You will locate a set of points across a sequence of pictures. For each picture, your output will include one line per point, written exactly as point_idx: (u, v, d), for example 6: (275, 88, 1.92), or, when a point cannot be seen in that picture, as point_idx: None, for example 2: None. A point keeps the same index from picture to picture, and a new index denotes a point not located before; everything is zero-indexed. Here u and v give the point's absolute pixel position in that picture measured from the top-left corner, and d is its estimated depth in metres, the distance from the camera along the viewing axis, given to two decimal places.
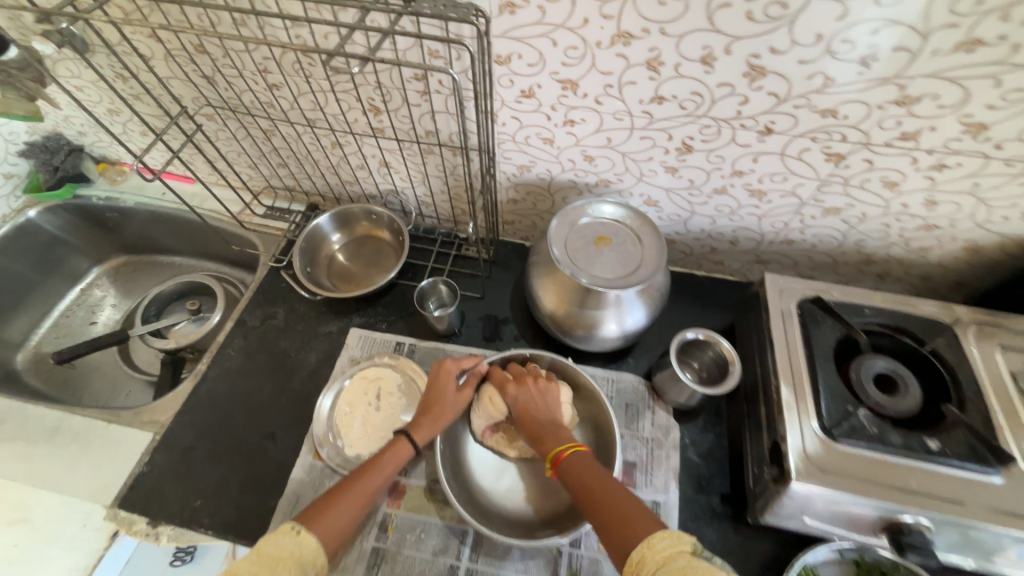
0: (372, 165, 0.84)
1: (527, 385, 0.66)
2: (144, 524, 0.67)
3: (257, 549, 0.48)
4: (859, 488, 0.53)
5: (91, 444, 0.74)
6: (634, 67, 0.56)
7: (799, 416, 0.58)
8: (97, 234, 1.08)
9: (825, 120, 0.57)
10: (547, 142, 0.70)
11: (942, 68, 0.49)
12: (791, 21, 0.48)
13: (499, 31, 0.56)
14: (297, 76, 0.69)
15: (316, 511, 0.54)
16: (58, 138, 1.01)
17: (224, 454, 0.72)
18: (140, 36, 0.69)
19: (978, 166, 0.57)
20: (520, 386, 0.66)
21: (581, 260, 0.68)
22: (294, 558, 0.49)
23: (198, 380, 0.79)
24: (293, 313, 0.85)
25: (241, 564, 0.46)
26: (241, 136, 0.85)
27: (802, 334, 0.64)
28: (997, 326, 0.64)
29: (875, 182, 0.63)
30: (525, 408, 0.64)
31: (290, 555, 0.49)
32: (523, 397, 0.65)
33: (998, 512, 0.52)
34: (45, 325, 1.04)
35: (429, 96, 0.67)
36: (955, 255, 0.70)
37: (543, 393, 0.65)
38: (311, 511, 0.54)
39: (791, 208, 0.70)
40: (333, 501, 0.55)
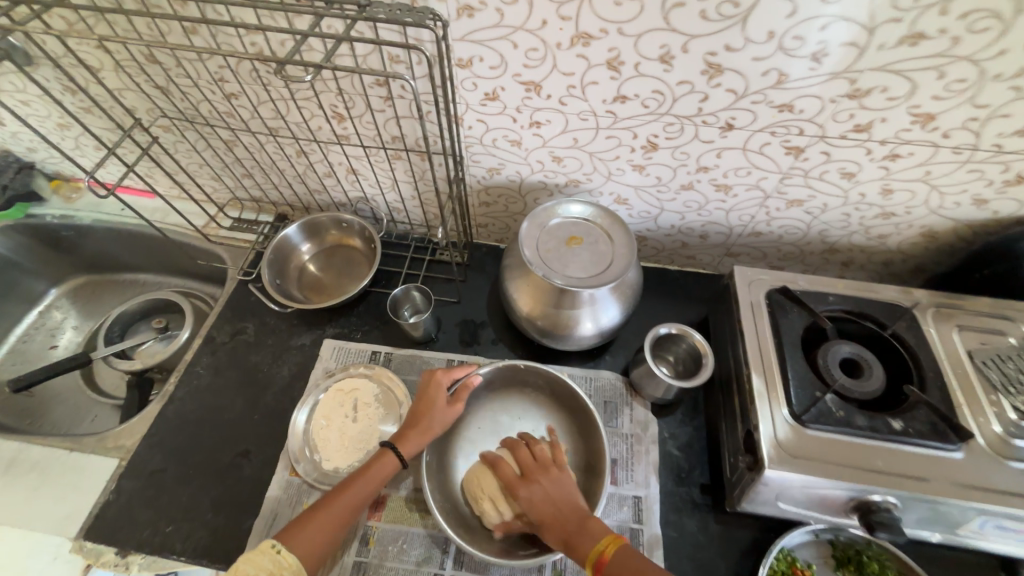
0: (340, 173, 0.82)
1: (539, 483, 0.58)
2: (113, 555, 0.64)
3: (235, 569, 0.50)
4: (829, 471, 0.55)
5: (52, 475, 0.70)
6: (595, 67, 0.56)
7: (770, 405, 0.59)
8: (53, 254, 1.04)
9: (782, 115, 0.58)
10: (515, 144, 0.69)
11: (890, 62, 0.50)
12: (743, 19, 0.49)
13: (458, 35, 0.56)
14: (255, 84, 0.67)
15: (298, 526, 0.55)
16: (4, 156, 0.97)
17: (196, 475, 0.69)
18: (86, 47, 0.66)
19: (928, 155, 0.59)
20: (533, 488, 0.58)
21: (555, 261, 0.68)
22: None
23: (166, 401, 0.76)
24: (264, 327, 0.83)
25: None
26: (201, 147, 0.82)
27: (770, 324, 0.66)
28: (954, 307, 0.67)
29: (834, 173, 0.64)
30: (545, 509, 0.56)
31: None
32: (538, 498, 0.57)
33: (961, 486, 0.54)
34: (1, 352, 0.99)
35: (392, 102, 0.66)
36: (912, 241, 0.73)
37: (558, 483, 0.58)
38: (294, 525, 0.56)
39: (756, 201, 0.72)
40: (316, 515, 0.56)
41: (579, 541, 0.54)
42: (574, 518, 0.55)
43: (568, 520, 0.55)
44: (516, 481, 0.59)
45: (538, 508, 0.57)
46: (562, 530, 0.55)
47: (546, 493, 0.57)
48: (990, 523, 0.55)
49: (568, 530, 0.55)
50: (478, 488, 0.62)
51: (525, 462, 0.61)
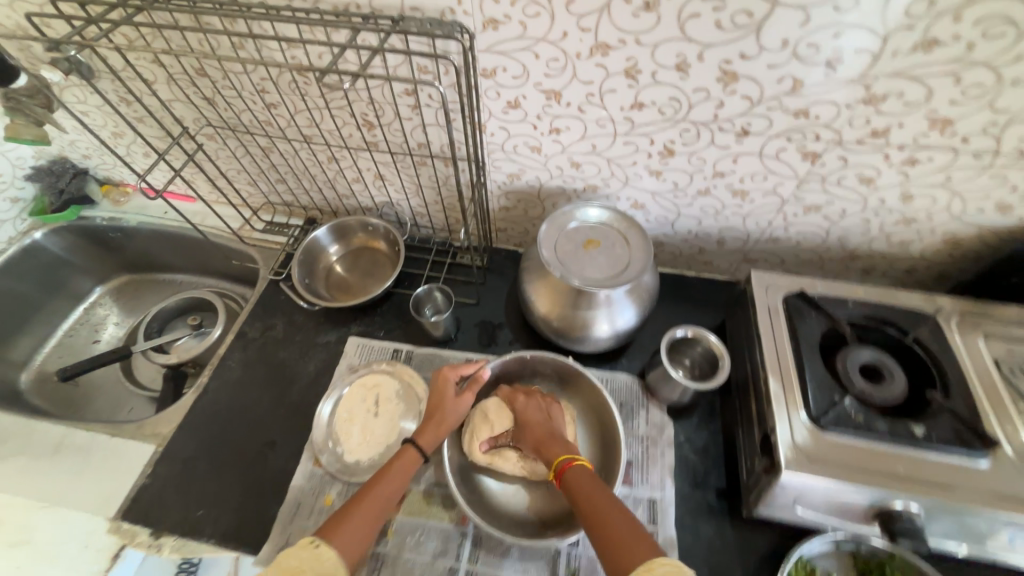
0: (367, 178, 0.87)
1: (533, 398, 0.69)
2: (146, 536, 0.67)
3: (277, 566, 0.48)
4: (849, 476, 0.54)
5: (94, 458, 0.75)
6: (613, 76, 0.59)
7: (787, 408, 0.59)
8: (100, 254, 1.11)
9: (798, 121, 0.59)
10: (535, 150, 0.72)
11: (904, 68, 0.51)
12: (757, 28, 0.51)
13: (484, 46, 0.59)
14: (293, 95, 0.72)
15: (333, 525, 0.55)
16: (62, 162, 1.03)
17: (226, 463, 0.73)
18: (144, 62, 0.72)
19: (948, 160, 0.59)
20: (527, 400, 0.69)
21: (572, 262, 0.70)
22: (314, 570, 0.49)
23: (200, 392, 0.80)
24: (292, 324, 0.87)
25: None
26: (241, 154, 0.88)
27: (788, 328, 0.66)
28: (980, 314, 0.66)
29: (851, 178, 0.65)
30: (529, 419, 0.67)
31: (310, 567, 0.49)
32: (528, 411, 0.68)
33: (987, 494, 0.53)
34: (49, 345, 1.06)
35: (419, 110, 0.69)
36: (936, 247, 0.72)
37: (546, 407, 0.68)
38: (328, 527, 0.55)
39: (773, 207, 0.72)
40: (347, 512, 0.56)
41: (547, 447, 0.62)
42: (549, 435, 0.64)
43: (543, 431, 0.64)
44: (516, 392, 0.70)
45: (523, 415, 0.68)
46: (536, 437, 0.64)
47: (539, 408, 0.68)
48: (1019, 536, 0.53)
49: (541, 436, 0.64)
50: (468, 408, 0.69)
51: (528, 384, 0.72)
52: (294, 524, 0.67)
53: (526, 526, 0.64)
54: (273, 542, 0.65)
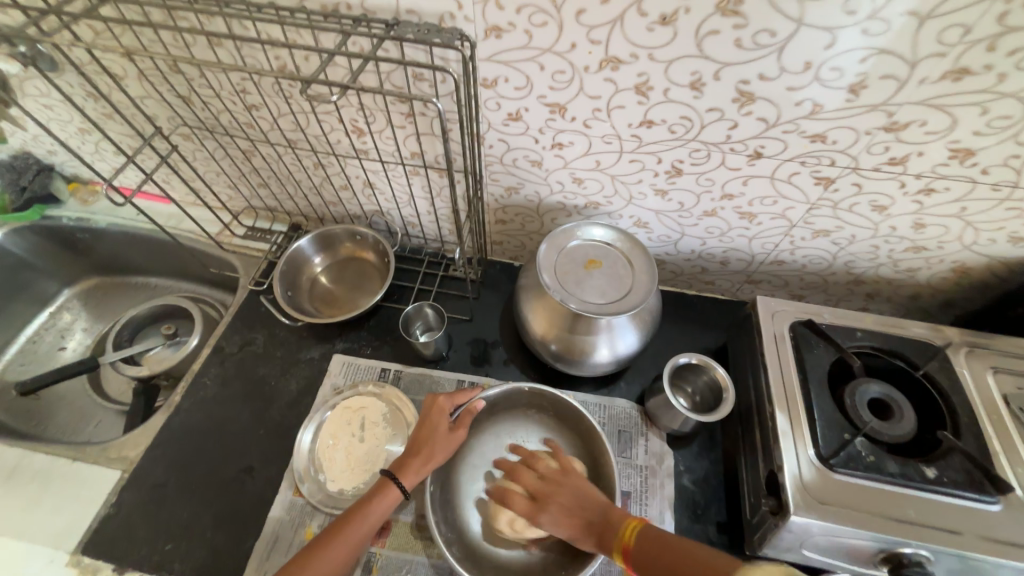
0: (356, 186, 0.82)
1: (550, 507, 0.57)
2: (109, 571, 0.63)
3: None
4: (859, 521, 0.52)
5: (54, 484, 0.69)
6: (622, 91, 0.55)
7: (794, 443, 0.57)
8: (67, 255, 1.04)
9: (814, 145, 0.56)
10: (536, 164, 0.68)
11: (930, 97, 0.49)
12: (780, 48, 0.48)
13: (485, 55, 0.55)
14: (276, 97, 0.67)
15: (297, 567, 0.53)
16: (25, 157, 0.98)
17: (199, 490, 0.68)
18: (112, 56, 0.67)
19: (966, 191, 0.57)
20: (548, 506, 0.57)
21: (572, 284, 0.66)
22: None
23: (172, 412, 0.75)
24: (273, 339, 0.82)
25: None
26: (219, 156, 0.82)
27: (795, 358, 0.64)
28: (988, 347, 0.64)
29: (864, 205, 0.62)
30: (567, 518, 0.56)
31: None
32: (558, 513, 0.57)
33: (997, 542, 0.51)
34: (9, 352, 0.99)
35: (413, 119, 0.65)
36: (943, 276, 0.70)
37: (576, 488, 0.58)
38: (293, 568, 0.53)
39: (781, 230, 0.70)
40: (315, 555, 0.54)
41: (609, 539, 0.53)
42: (599, 520, 0.55)
43: (600, 529, 0.54)
44: (535, 509, 0.58)
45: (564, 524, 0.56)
46: (590, 533, 0.55)
47: (563, 500, 0.57)
48: None
49: (593, 531, 0.55)
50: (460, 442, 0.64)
51: (526, 476, 0.61)
52: (271, 559, 0.62)
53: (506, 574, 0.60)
54: None
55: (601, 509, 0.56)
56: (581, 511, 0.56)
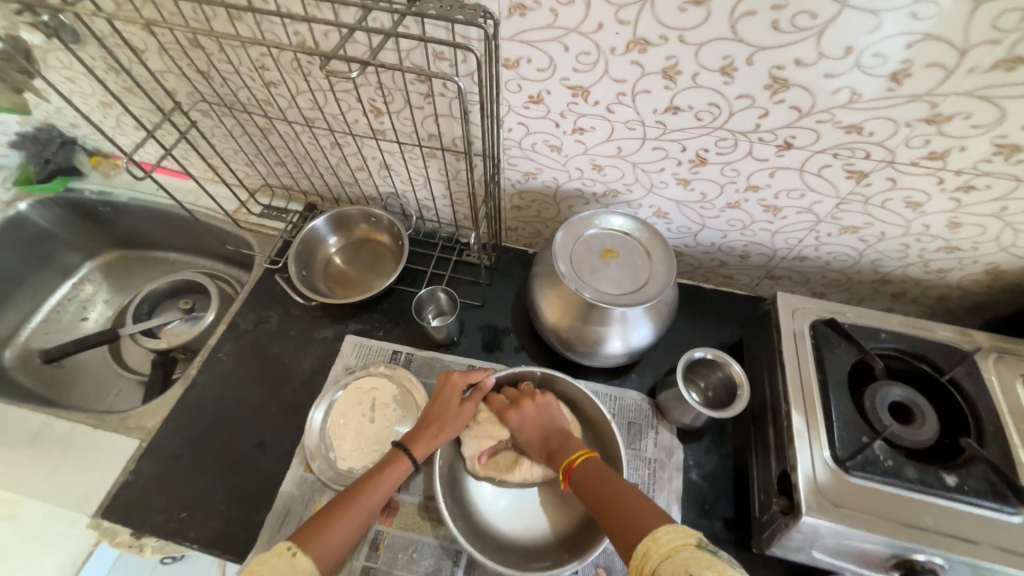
0: (372, 167, 0.81)
1: (524, 408, 0.64)
2: (127, 536, 0.65)
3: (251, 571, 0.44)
4: (872, 525, 0.51)
5: (76, 450, 0.71)
6: (649, 75, 0.53)
7: (809, 445, 0.56)
8: (89, 228, 1.05)
9: (849, 137, 0.54)
10: (555, 149, 0.67)
11: (979, 87, 0.46)
12: (819, 32, 0.45)
13: (508, 34, 0.54)
14: (295, 74, 0.66)
15: (311, 531, 0.51)
16: (48, 130, 0.97)
17: (213, 462, 0.70)
18: (133, 29, 0.66)
19: (1008, 189, 0.54)
20: (519, 410, 0.64)
21: (587, 273, 0.65)
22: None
23: (188, 385, 0.76)
24: (287, 317, 0.83)
25: None
26: (237, 133, 0.82)
27: (815, 357, 0.62)
28: (1019, 354, 0.62)
29: (896, 201, 0.60)
30: (530, 427, 0.63)
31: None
32: (526, 420, 0.64)
33: (1017, 554, 0.49)
34: (34, 321, 1.01)
35: (432, 99, 0.64)
36: (975, 278, 0.68)
37: (551, 411, 0.64)
38: (308, 533, 0.51)
39: (806, 225, 0.67)
40: (329, 521, 0.53)
41: (556, 454, 0.60)
42: (557, 438, 0.62)
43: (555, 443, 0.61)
44: (506, 409, 0.65)
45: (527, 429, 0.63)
46: (543, 446, 0.62)
47: (535, 415, 0.64)
48: None
49: (545, 442, 0.62)
50: (470, 418, 0.65)
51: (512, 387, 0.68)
52: (282, 532, 0.64)
53: (508, 554, 0.60)
54: (260, 549, 0.63)
55: (563, 434, 0.62)
56: (547, 429, 0.63)
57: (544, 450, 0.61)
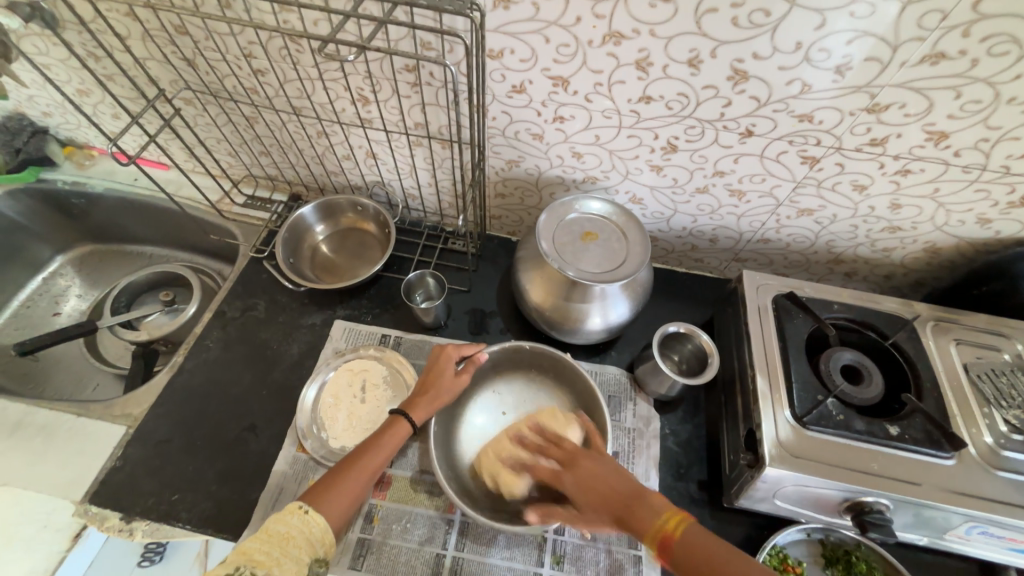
0: (359, 156, 0.83)
1: (580, 466, 0.57)
2: (117, 520, 0.65)
3: (265, 528, 0.48)
4: (827, 472, 0.57)
5: (60, 438, 0.71)
6: (623, 66, 0.58)
7: (772, 406, 0.61)
8: (62, 221, 1.03)
9: (802, 125, 0.60)
10: (537, 138, 0.70)
11: (909, 79, 0.52)
12: (773, 28, 0.50)
13: (493, 25, 0.57)
14: (284, 62, 0.68)
15: (322, 490, 0.54)
16: (19, 118, 0.96)
17: (204, 445, 0.70)
18: (117, 15, 0.67)
19: (938, 172, 0.61)
20: (575, 471, 0.57)
21: (569, 254, 0.69)
22: (304, 536, 0.49)
23: (175, 372, 0.76)
24: (275, 304, 0.84)
25: (249, 542, 0.47)
26: (222, 122, 0.83)
27: (777, 327, 0.68)
28: (953, 321, 0.69)
29: (845, 185, 0.66)
30: (590, 486, 0.55)
31: (300, 533, 0.49)
32: (584, 479, 0.56)
33: (950, 492, 0.56)
34: (4, 315, 0.98)
35: (420, 88, 0.67)
36: (915, 255, 0.75)
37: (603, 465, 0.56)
38: (318, 490, 0.54)
39: (768, 209, 0.73)
40: (338, 480, 0.55)
41: (631, 511, 0.51)
42: (626, 497, 0.52)
43: (625, 502, 0.52)
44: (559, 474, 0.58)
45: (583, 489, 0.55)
46: (612, 508, 0.52)
47: (594, 473, 0.56)
48: (976, 529, 0.57)
49: (614, 501, 0.53)
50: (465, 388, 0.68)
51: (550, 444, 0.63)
52: (276, 510, 0.65)
53: (500, 512, 0.64)
54: (254, 527, 0.64)
55: (631, 484, 0.53)
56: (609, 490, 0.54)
57: (614, 513, 0.52)
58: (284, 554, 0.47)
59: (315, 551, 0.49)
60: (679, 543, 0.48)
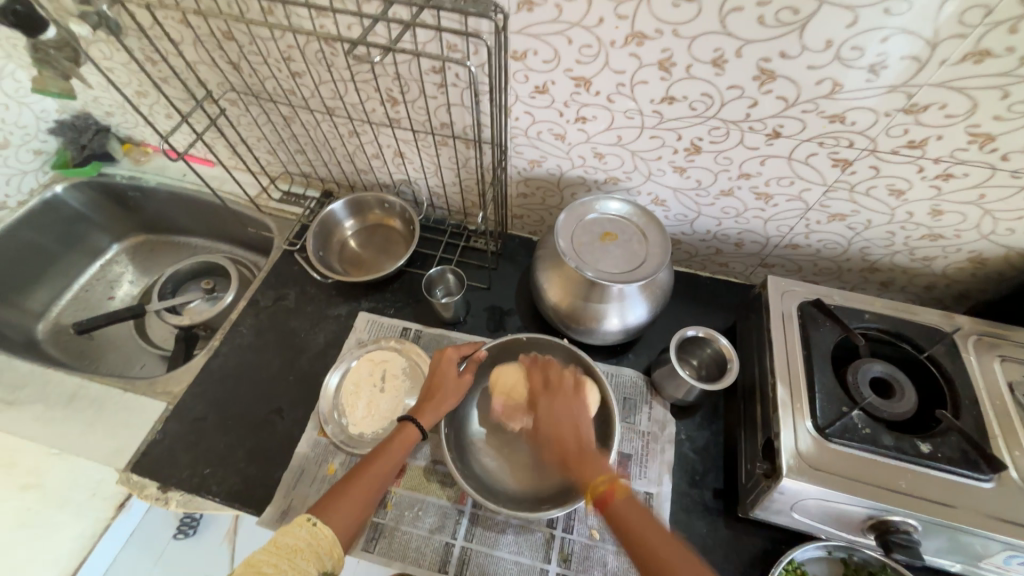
0: (387, 155, 0.86)
1: (557, 401, 0.63)
2: (154, 490, 0.70)
3: (274, 539, 0.49)
4: (850, 487, 0.54)
5: (108, 411, 0.77)
6: (646, 67, 0.58)
7: (793, 416, 0.59)
8: (118, 212, 1.11)
9: (832, 126, 0.58)
10: (559, 138, 0.71)
11: (951, 78, 0.49)
12: (801, 27, 0.49)
13: (516, 27, 0.58)
14: (319, 65, 0.72)
15: (330, 502, 0.55)
16: (85, 117, 1.04)
17: (234, 425, 0.75)
18: (172, 22, 0.73)
19: (984, 177, 0.58)
20: (557, 388, 0.64)
21: (587, 254, 0.69)
22: (312, 548, 0.50)
23: (211, 354, 0.81)
24: (304, 295, 0.88)
25: (258, 554, 0.48)
26: (262, 121, 0.88)
27: (801, 336, 0.65)
28: (1000, 337, 0.65)
29: (881, 189, 0.63)
30: (558, 423, 0.61)
31: (308, 545, 0.50)
32: (555, 411, 0.62)
33: (987, 517, 0.52)
34: (65, 298, 1.07)
35: (445, 89, 0.69)
36: (959, 266, 0.71)
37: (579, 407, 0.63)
38: (326, 502, 0.55)
39: (797, 213, 0.71)
40: (347, 491, 0.57)
41: (576, 464, 0.57)
42: (581, 445, 0.58)
43: (576, 445, 0.58)
44: (545, 384, 0.66)
45: (555, 417, 0.62)
46: (565, 452, 0.58)
47: (565, 415, 0.62)
48: (1015, 559, 0.53)
49: (567, 443, 0.59)
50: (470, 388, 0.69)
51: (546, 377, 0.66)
52: (297, 489, 0.68)
53: (521, 503, 0.65)
54: (276, 505, 0.67)
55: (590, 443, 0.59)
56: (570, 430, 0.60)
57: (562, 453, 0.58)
58: (292, 566, 0.48)
59: (323, 564, 0.50)
60: (610, 503, 0.52)
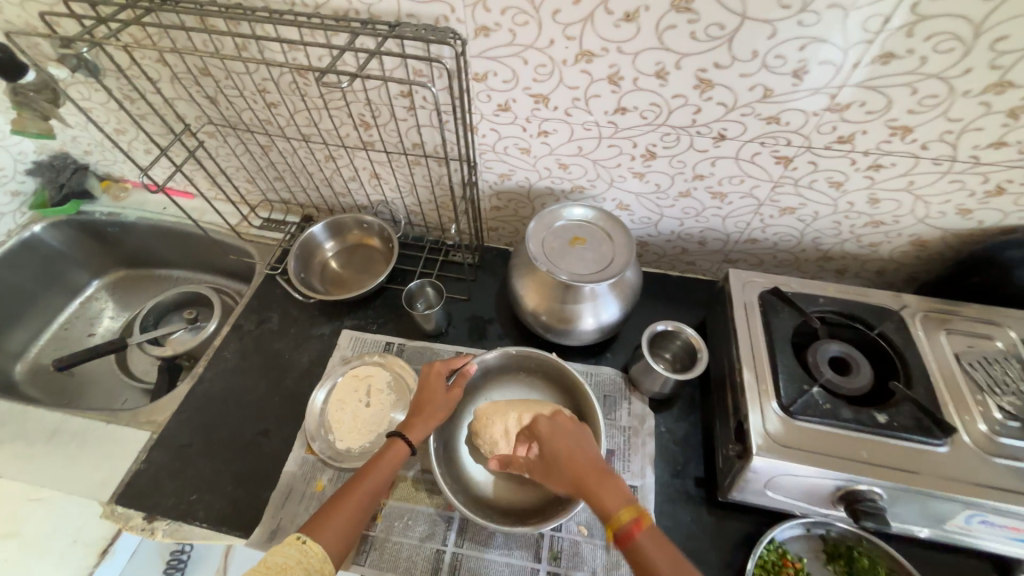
0: (363, 177, 0.89)
1: (555, 435, 0.60)
2: (140, 520, 0.69)
3: (265, 559, 0.51)
4: (816, 460, 0.57)
5: (92, 445, 0.77)
6: (597, 82, 0.63)
7: (760, 398, 0.62)
8: (98, 249, 1.12)
9: (770, 126, 0.63)
10: (524, 151, 0.76)
11: (865, 79, 0.55)
12: (729, 40, 0.55)
13: (476, 51, 0.63)
14: (293, 95, 0.75)
15: (321, 519, 0.57)
16: (63, 157, 1.06)
17: (220, 449, 0.75)
18: (150, 61, 0.76)
19: (909, 165, 0.63)
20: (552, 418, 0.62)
21: (558, 258, 0.73)
22: (302, 566, 0.52)
23: (196, 380, 0.82)
24: (287, 317, 0.89)
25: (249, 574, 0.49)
26: (240, 152, 0.91)
27: (763, 322, 0.69)
28: (945, 313, 0.69)
29: (822, 182, 0.69)
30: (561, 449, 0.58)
31: (298, 563, 0.52)
32: (555, 441, 0.60)
33: (945, 479, 0.56)
34: (45, 337, 1.07)
35: (414, 111, 0.73)
36: (903, 249, 0.76)
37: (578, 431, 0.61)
38: (317, 520, 0.57)
39: (750, 208, 0.76)
40: (337, 508, 0.58)
41: (589, 483, 0.54)
42: (588, 465, 0.56)
43: (583, 464, 0.56)
44: (536, 421, 0.64)
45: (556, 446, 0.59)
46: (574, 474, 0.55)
47: (566, 439, 0.59)
48: (975, 517, 0.56)
49: (574, 464, 0.56)
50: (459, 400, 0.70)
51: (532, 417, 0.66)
52: (285, 509, 0.69)
53: (511, 515, 0.66)
54: (265, 525, 0.67)
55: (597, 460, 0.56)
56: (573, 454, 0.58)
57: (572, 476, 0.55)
58: None
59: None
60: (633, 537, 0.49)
